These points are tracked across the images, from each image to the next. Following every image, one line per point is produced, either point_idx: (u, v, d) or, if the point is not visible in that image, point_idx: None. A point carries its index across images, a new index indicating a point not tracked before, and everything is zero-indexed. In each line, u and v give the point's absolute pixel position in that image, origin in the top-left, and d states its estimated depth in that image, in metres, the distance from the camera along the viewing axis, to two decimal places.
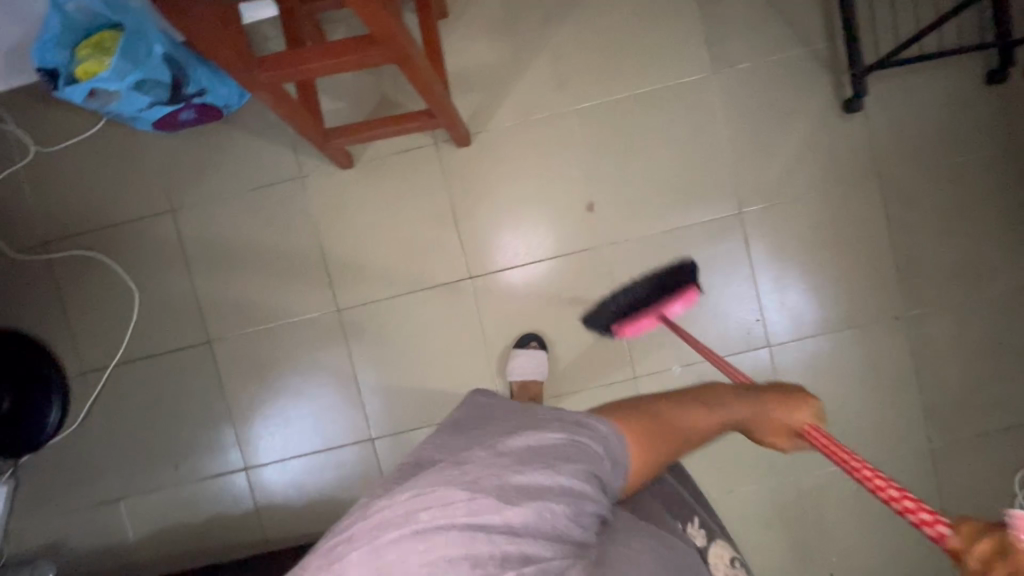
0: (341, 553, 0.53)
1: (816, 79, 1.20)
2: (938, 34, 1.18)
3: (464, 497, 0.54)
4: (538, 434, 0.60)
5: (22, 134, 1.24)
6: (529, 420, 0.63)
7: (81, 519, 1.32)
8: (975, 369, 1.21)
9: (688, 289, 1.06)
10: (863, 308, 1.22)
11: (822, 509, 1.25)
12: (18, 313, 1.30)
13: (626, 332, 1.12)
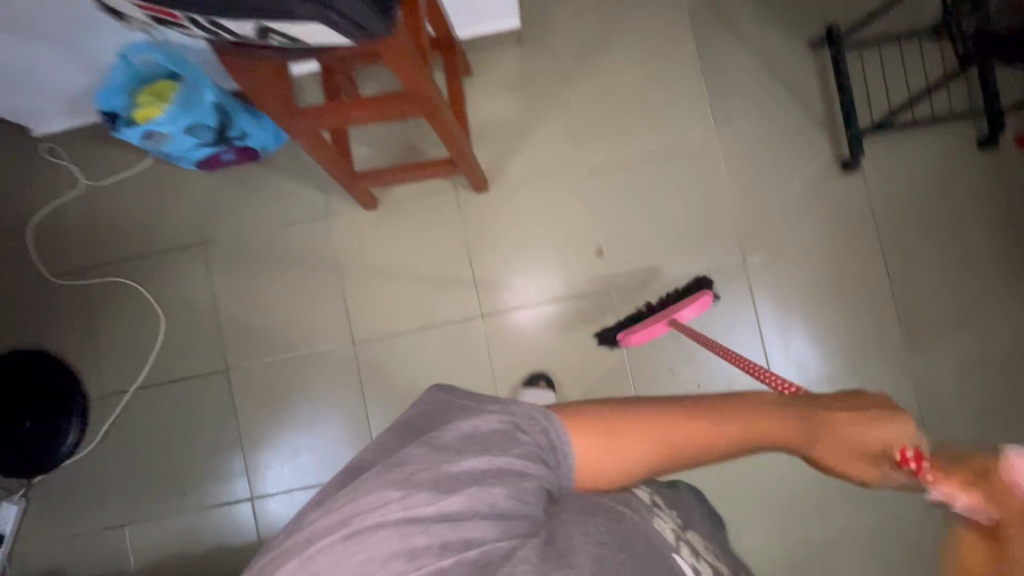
0: (278, 566, 0.50)
1: (812, 139, 1.28)
2: (930, 103, 1.26)
3: (399, 496, 0.50)
4: (477, 418, 0.54)
5: (74, 169, 1.34)
6: (472, 403, 0.57)
7: (85, 544, 1.33)
8: (981, 425, 1.21)
9: (700, 295, 1.19)
10: (867, 357, 1.24)
11: (828, 562, 1.23)
12: (46, 335, 1.35)
13: (638, 337, 1.22)
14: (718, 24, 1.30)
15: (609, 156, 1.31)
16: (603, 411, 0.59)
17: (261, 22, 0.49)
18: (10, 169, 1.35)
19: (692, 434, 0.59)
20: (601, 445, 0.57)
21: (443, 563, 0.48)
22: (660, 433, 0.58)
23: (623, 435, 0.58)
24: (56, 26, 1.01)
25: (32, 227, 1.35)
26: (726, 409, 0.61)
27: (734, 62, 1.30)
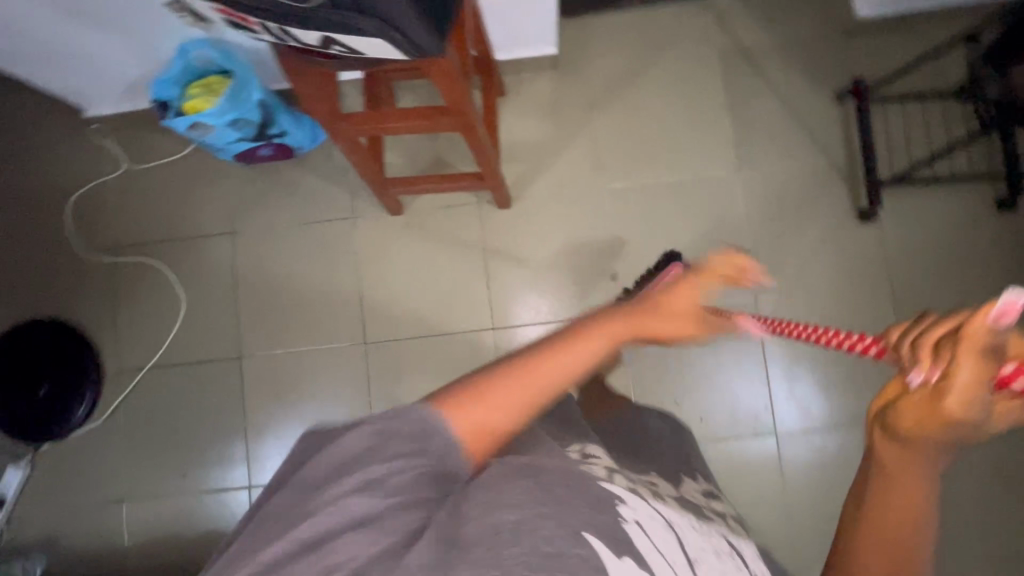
0: None
1: (833, 187, 1.30)
2: (951, 161, 1.28)
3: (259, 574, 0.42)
4: (331, 443, 0.45)
5: (119, 151, 1.40)
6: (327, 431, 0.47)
7: (83, 516, 1.35)
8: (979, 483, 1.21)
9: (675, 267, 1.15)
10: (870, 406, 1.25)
11: None
12: (71, 308, 1.40)
13: None
14: (748, 69, 1.34)
15: (631, 186, 1.34)
16: (468, 377, 0.50)
17: (327, 34, 0.54)
18: (57, 145, 1.41)
19: (564, 348, 0.52)
20: (486, 410, 0.48)
21: None
22: (543, 369, 0.50)
23: (509, 384, 0.49)
24: (123, 18, 1.07)
25: (72, 202, 1.40)
26: (592, 327, 0.55)
27: (761, 107, 1.33)
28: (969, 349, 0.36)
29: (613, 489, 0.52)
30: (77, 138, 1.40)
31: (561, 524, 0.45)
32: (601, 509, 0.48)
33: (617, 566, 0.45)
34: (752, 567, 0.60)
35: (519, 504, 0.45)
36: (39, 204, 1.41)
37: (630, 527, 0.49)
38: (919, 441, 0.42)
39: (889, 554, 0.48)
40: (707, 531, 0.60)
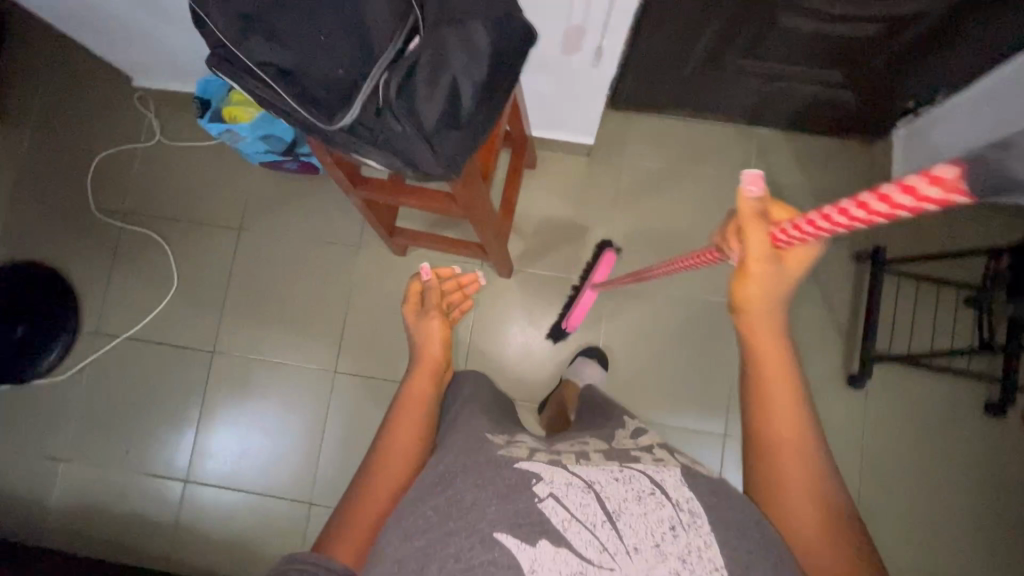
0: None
1: (830, 343, 1.28)
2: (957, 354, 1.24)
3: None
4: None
5: (155, 124, 1.43)
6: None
7: (20, 465, 1.37)
8: None
9: (605, 253, 1.30)
10: None
11: None
12: (68, 260, 1.42)
13: (575, 319, 1.32)
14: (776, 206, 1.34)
15: (630, 295, 1.36)
16: (334, 517, 0.70)
17: (348, 152, 0.57)
18: (101, 106, 1.45)
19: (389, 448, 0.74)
20: (358, 524, 0.67)
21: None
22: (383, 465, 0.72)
23: (364, 495, 0.70)
24: (181, 17, 1.09)
25: (98, 160, 1.44)
26: (374, 442, 0.76)
27: None
28: (750, 225, 0.55)
29: (529, 468, 0.58)
30: (121, 104, 1.44)
31: (470, 534, 0.54)
32: (511, 500, 0.55)
33: (531, 556, 0.52)
34: (677, 497, 0.56)
35: (426, 529, 0.55)
36: (67, 156, 1.44)
37: (546, 505, 0.55)
38: (758, 306, 0.60)
39: (779, 414, 0.61)
40: (625, 476, 0.58)
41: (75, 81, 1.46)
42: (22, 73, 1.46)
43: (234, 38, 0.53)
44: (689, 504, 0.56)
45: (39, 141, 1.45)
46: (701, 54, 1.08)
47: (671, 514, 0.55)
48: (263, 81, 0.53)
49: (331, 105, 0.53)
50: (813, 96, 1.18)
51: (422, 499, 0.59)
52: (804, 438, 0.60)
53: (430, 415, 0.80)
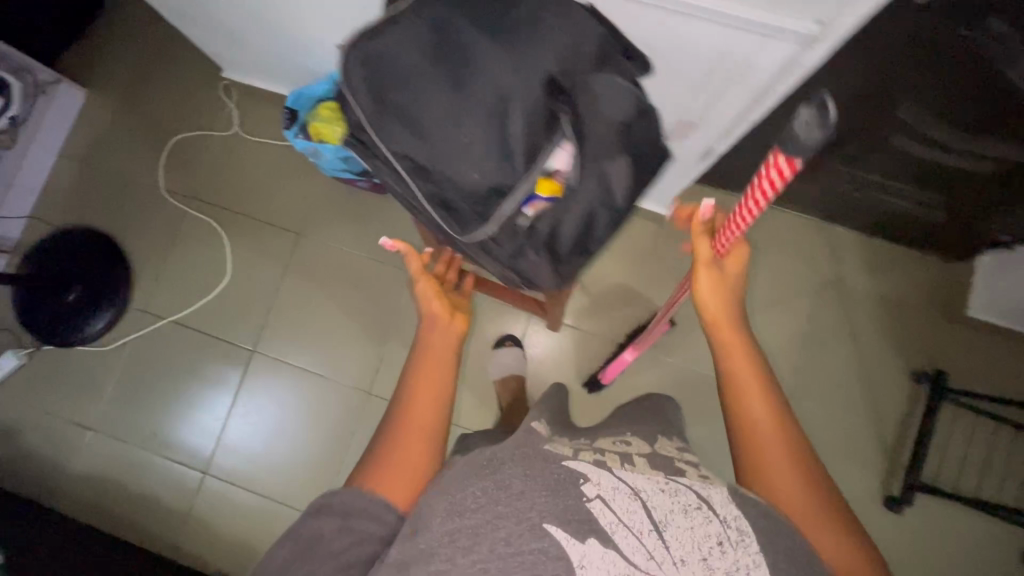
0: None
1: (872, 459, 1.24)
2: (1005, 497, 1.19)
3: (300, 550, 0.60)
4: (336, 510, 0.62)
5: (235, 116, 1.45)
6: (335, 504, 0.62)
7: (48, 426, 1.39)
8: None
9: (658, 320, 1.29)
10: None
11: None
12: (127, 233, 1.44)
13: (610, 372, 1.26)
14: (841, 310, 1.29)
15: (673, 367, 1.34)
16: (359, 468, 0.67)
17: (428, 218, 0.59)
18: (184, 87, 1.46)
19: (417, 398, 0.72)
20: (397, 472, 0.65)
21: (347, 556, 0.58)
22: (417, 414, 0.70)
23: (400, 450, 0.66)
24: (281, 29, 1.09)
25: (174, 142, 1.45)
26: (396, 397, 0.73)
27: (838, 346, 1.28)
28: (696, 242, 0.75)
29: (578, 467, 0.58)
30: (204, 90, 1.46)
31: (520, 521, 0.54)
32: (562, 495, 0.56)
33: (580, 551, 0.53)
34: (724, 513, 0.56)
35: (477, 509, 0.55)
36: (144, 132, 1.46)
37: (594, 506, 0.55)
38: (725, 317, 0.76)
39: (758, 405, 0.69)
40: (672, 488, 0.58)
41: (162, 59, 1.48)
42: (116, 43, 1.48)
43: (374, 123, 0.53)
44: (737, 522, 0.55)
45: (119, 112, 1.47)
46: (797, 154, 1.05)
47: (718, 531, 0.55)
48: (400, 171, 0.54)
49: (464, 209, 0.55)
50: (902, 210, 1.15)
51: (470, 478, 0.57)
52: (785, 423, 0.68)
53: (451, 368, 0.77)
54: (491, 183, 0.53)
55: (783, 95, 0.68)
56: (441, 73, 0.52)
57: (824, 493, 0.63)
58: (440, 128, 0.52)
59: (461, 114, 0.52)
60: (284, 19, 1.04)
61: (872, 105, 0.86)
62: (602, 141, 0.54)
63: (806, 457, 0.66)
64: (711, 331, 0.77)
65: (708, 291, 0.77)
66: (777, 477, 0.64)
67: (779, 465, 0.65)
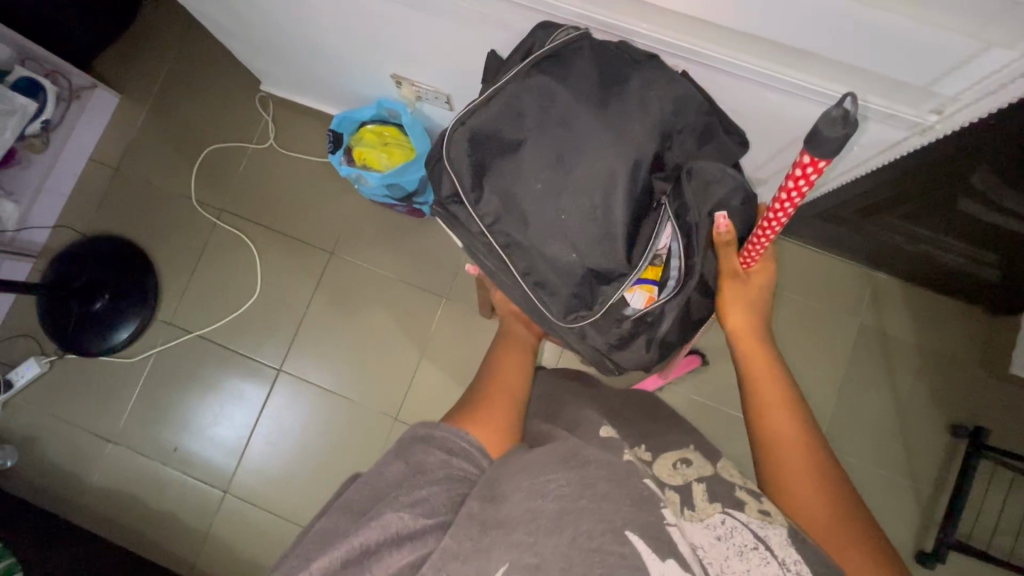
0: None
1: (905, 506, 1.23)
2: None
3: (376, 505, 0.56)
4: (427, 448, 0.60)
5: (270, 127, 1.43)
6: (432, 436, 0.61)
7: (66, 436, 1.37)
8: None
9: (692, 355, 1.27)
10: None
11: None
12: (155, 242, 1.42)
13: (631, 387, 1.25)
14: (879, 356, 1.27)
15: (707, 392, 1.30)
16: (452, 414, 0.67)
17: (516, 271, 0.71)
18: (219, 94, 1.44)
19: (496, 380, 0.73)
20: (493, 418, 0.65)
21: (444, 490, 0.57)
22: (500, 390, 0.71)
23: (490, 402, 0.68)
24: (327, 50, 1.07)
25: (208, 151, 1.43)
26: (478, 378, 0.74)
27: (874, 391, 1.27)
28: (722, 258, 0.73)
29: (656, 488, 0.56)
30: (240, 99, 1.44)
31: (603, 521, 0.52)
32: (646, 509, 0.53)
33: (660, 569, 0.49)
34: (784, 557, 0.55)
35: (560, 496, 0.54)
36: (179, 140, 1.44)
37: (674, 530, 0.53)
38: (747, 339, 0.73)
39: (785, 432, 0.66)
40: (726, 531, 0.59)
41: (197, 65, 1.45)
42: (151, 47, 1.46)
43: (473, 189, 0.69)
44: (797, 566, 0.55)
45: (154, 117, 1.44)
46: (853, 206, 1.04)
47: (777, 573, 0.54)
48: (500, 251, 0.70)
49: (562, 290, 0.70)
50: (958, 266, 1.12)
51: (551, 469, 0.56)
52: (817, 448, 0.65)
53: (528, 366, 0.78)
54: (587, 266, 0.68)
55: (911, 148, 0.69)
56: (540, 160, 0.67)
57: (850, 512, 0.60)
58: (543, 212, 0.67)
59: (559, 201, 0.66)
60: (334, 43, 1.02)
61: (946, 170, 0.84)
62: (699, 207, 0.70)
63: (843, 484, 0.63)
64: (733, 342, 0.74)
65: (731, 303, 0.74)
66: (807, 511, 0.61)
67: (799, 477, 0.63)
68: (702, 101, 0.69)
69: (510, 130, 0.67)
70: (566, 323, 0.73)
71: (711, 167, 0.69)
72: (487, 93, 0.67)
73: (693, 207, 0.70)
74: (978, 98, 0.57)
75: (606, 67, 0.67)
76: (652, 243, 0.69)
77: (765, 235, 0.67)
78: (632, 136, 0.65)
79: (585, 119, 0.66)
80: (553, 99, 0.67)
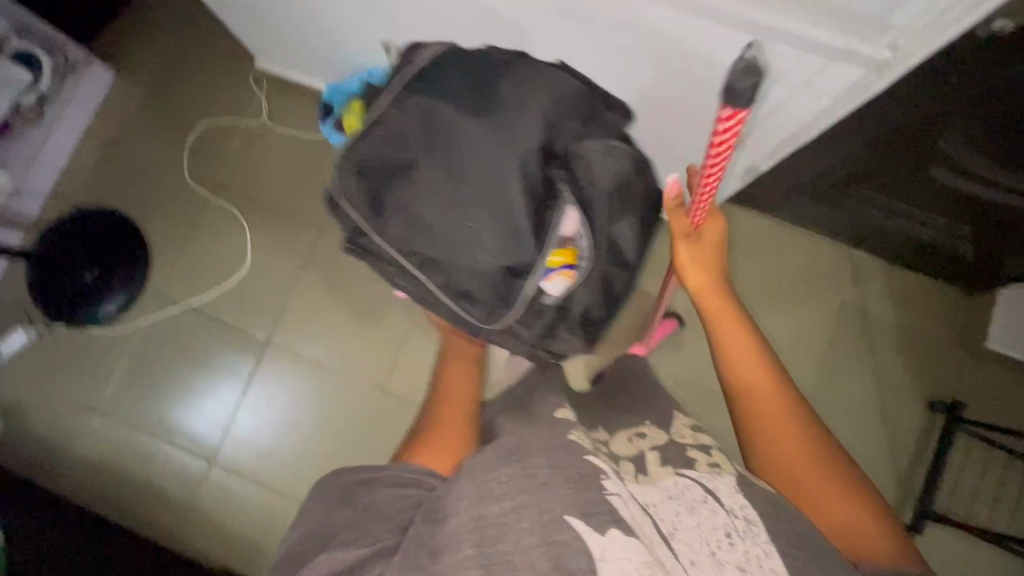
0: None
1: (883, 482, 1.25)
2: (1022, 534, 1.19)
3: (343, 532, 0.61)
4: (381, 488, 0.63)
5: (264, 104, 1.45)
6: (384, 474, 0.65)
7: (53, 405, 1.38)
8: None
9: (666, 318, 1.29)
10: None
11: None
12: (147, 215, 1.43)
13: None
14: (860, 333, 1.30)
15: (690, 365, 1.32)
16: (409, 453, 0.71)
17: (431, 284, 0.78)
18: (214, 72, 1.46)
19: (442, 413, 0.78)
20: (443, 448, 0.71)
21: (404, 517, 0.61)
22: (447, 420, 0.76)
23: (440, 437, 0.73)
24: (318, 20, 1.09)
25: (201, 128, 1.45)
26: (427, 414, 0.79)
27: (854, 367, 1.29)
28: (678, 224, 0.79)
29: (599, 464, 0.61)
30: (235, 77, 1.46)
31: (543, 512, 0.54)
32: (585, 488, 0.57)
33: (602, 544, 0.53)
34: (731, 504, 0.60)
35: (502, 496, 0.56)
36: (172, 117, 1.46)
37: (615, 498, 0.57)
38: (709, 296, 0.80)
39: (760, 388, 0.71)
40: (678, 491, 0.63)
41: (193, 43, 1.47)
42: (148, 25, 1.48)
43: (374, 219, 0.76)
44: (744, 512, 0.59)
45: (148, 95, 1.46)
46: (830, 179, 1.07)
47: (727, 521, 0.58)
48: (416, 269, 0.77)
49: (480, 294, 0.78)
50: (931, 239, 1.14)
51: (496, 462, 0.58)
52: (786, 395, 0.71)
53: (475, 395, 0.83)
54: (499, 265, 0.75)
55: (866, 98, 0.70)
56: (435, 177, 0.73)
57: (825, 452, 0.67)
58: (450, 221, 0.74)
59: (461, 210, 0.73)
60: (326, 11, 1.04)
61: (916, 134, 0.87)
62: (594, 168, 0.79)
63: (815, 426, 0.69)
64: (698, 302, 0.81)
65: (691, 264, 0.82)
66: (793, 460, 0.67)
67: (779, 430, 0.68)
68: (578, 91, 0.77)
69: (397, 154, 0.74)
70: (490, 323, 0.81)
71: (591, 145, 0.78)
72: (369, 128, 0.75)
73: (587, 183, 0.79)
74: (927, 30, 0.59)
75: (479, 68, 0.75)
76: (554, 226, 0.76)
77: (707, 190, 0.69)
78: (517, 135, 0.73)
79: (471, 124, 0.72)
80: (434, 116, 0.73)
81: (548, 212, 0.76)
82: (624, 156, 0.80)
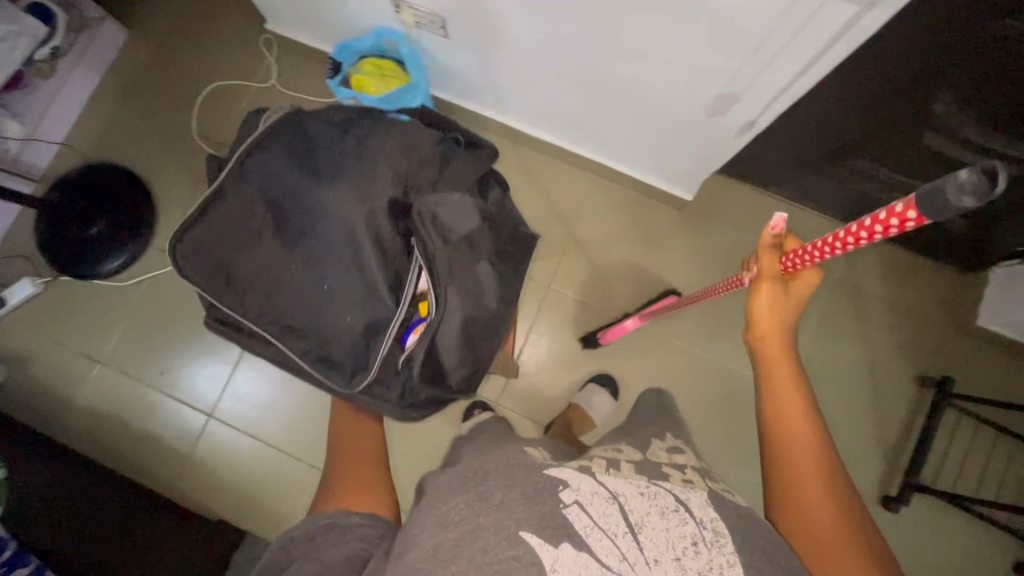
0: None
1: (870, 456, 1.26)
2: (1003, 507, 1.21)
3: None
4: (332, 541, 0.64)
5: (274, 68, 1.47)
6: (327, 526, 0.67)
7: (55, 354, 1.40)
8: None
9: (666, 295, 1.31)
10: None
11: None
12: (155, 172, 1.45)
13: (609, 337, 1.32)
14: (854, 308, 1.31)
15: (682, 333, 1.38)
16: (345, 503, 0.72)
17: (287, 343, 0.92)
18: (225, 35, 1.49)
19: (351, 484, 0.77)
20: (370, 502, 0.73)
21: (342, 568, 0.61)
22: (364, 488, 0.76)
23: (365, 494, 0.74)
24: None
25: (209, 89, 1.47)
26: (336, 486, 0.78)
27: (847, 343, 1.30)
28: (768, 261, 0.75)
29: (558, 474, 0.56)
30: (245, 40, 1.48)
31: (497, 531, 0.49)
32: (538, 501, 0.52)
33: (553, 556, 0.48)
34: (701, 515, 0.55)
35: (460, 522, 0.51)
36: (182, 77, 1.48)
37: (570, 510, 0.52)
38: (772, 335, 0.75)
39: (803, 448, 0.66)
40: (649, 491, 0.56)
41: (204, 6, 1.50)
42: None
43: (220, 286, 0.90)
44: (712, 523, 0.55)
45: (159, 56, 1.48)
46: (830, 146, 1.09)
47: (694, 530, 0.53)
48: (278, 334, 0.92)
49: (340, 362, 0.93)
50: None
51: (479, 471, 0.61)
52: (829, 460, 0.65)
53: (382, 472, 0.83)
54: (358, 327, 0.91)
55: (870, 33, 0.69)
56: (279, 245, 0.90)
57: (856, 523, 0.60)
58: (306, 283, 0.89)
59: (317, 276, 0.89)
60: None
61: (912, 93, 0.90)
62: (443, 223, 0.96)
63: (849, 495, 0.63)
64: (759, 346, 0.76)
65: (765, 306, 0.75)
66: (819, 520, 0.61)
67: (813, 491, 0.63)
68: (426, 139, 0.99)
69: (243, 223, 0.90)
70: (352, 388, 0.94)
71: (440, 198, 0.95)
72: (202, 206, 0.89)
73: (438, 235, 0.96)
74: None
75: (323, 136, 0.94)
76: (407, 287, 0.93)
77: (810, 257, 0.68)
78: (370, 194, 0.90)
79: (317, 188, 0.89)
80: (284, 173, 0.90)
81: (400, 265, 0.93)
82: (471, 211, 0.99)
